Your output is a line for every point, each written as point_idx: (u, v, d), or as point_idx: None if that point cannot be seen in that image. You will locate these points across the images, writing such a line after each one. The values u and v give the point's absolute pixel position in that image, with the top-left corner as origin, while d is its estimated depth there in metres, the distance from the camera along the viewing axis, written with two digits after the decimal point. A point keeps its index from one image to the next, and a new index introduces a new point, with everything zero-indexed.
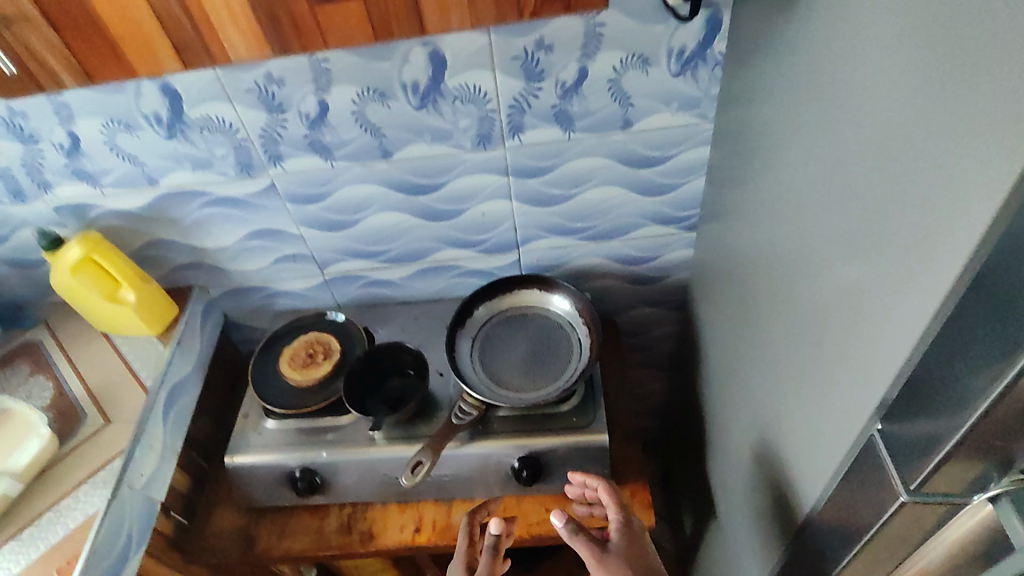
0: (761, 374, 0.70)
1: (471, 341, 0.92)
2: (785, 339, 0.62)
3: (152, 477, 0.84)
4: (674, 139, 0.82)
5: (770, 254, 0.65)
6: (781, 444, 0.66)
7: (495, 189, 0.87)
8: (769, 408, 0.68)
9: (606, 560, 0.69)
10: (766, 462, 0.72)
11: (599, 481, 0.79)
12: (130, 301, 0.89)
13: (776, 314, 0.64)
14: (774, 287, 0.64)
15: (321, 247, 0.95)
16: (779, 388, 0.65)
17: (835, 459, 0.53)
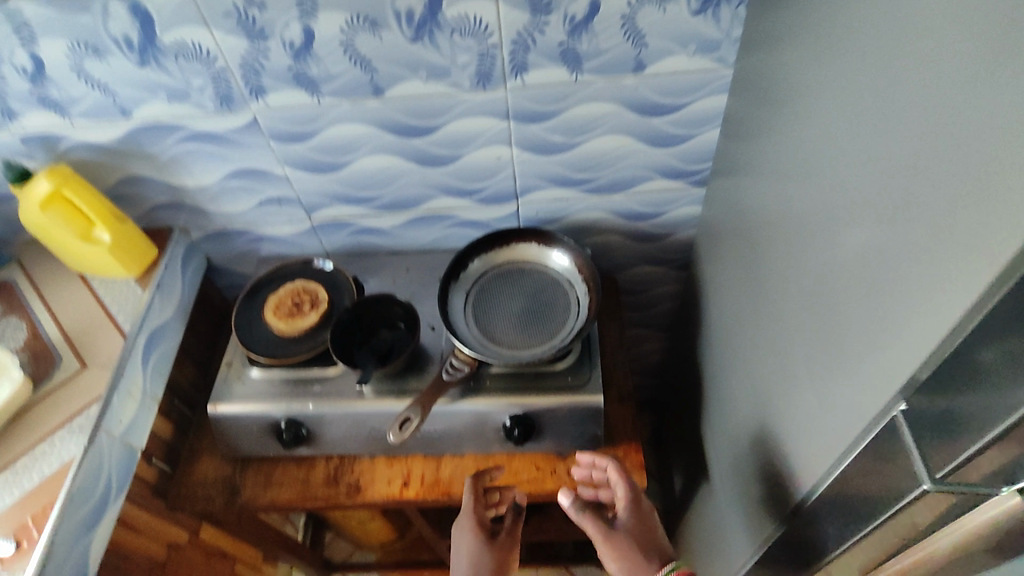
0: (767, 341, 0.67)
1: (465, 295, 0.89)
2: (796, 305, 0.58)
3: (132, 424, 0.81)
4: (690, 85, 0.76)
5: (786, 214, 0.60)
6: (782, 413, 0.63)
7: (494, 134, 0.82)
8: (773, 377, 0.65)
9: (612, 539, 0.73)
10: (765, 430, 0.69)
11: (607, 461, 0.79)
12: (105, 241, 0.84)
13: (787, 279, 0.60)
14: (788, 250, 0.60)
15: (308, 190, 0.90)
16: (785, 356, 0.62)
17: (845, 435, 0.50)
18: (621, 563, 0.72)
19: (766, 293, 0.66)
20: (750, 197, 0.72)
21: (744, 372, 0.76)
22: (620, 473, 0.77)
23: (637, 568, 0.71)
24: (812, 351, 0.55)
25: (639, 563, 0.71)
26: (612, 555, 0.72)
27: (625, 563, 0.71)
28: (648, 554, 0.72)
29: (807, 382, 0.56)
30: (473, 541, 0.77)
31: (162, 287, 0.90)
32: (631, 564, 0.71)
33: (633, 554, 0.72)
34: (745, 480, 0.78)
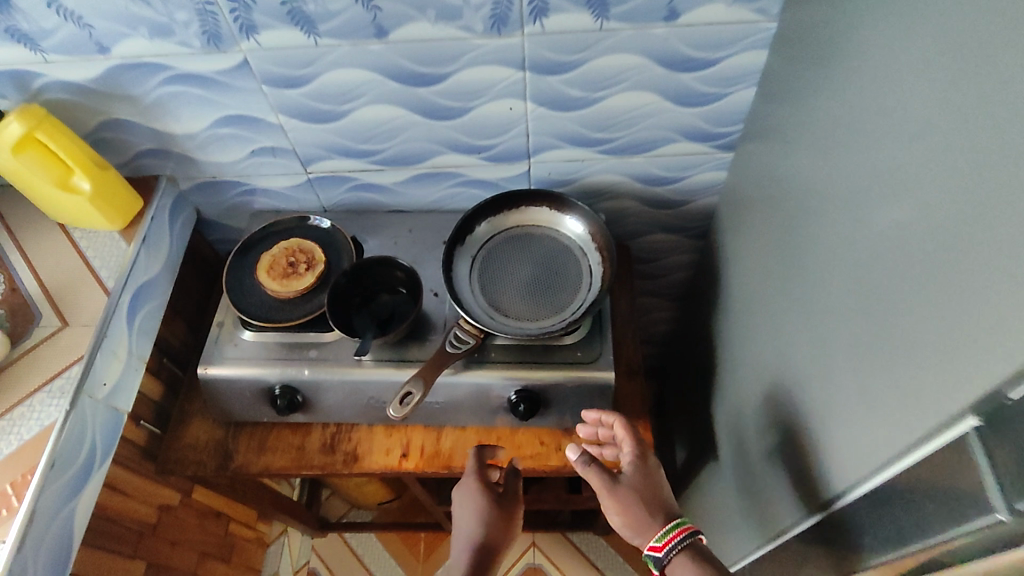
0: (800, 325, 0.62)
1: (471, 261, 0.84)
2: (836, 290, 0.53)
3: (117, 387, 0.77)
4: (727, 38, 0.68)
5: (829, 188, 0.54)
6: (812, 401, 0.59)
7: (508, 86, 0.74)
8: (805, 365, 0.61)
9: (617, 490, 0.70)
10: (790, 419, 0.65)
11: (613, 417, 0.76)
12: (85, 189, 0.78)
13: (826, 261, 0.55)
14: (829, 228, 0.54)
15: (305, 141, 0.83)
16: (818, 343, 0.57)
17: (893, 441, 0.46)
18: (625, 515, 0.69)
19: (798, 274, 0.61)
20: (786, 166, 0.65)
21: (767, 352, 0.71)
22: (627, 429, 0.75)
23: (641, 522, 0.69)
24: (855, 341, 0.50)
25: (643, 517, 0.69)
26: (616, 507, 0.70)
27: (628, 515, 0.69)
28: (653, 508, 0.69)
29: (846, 373, 0.52)
30: (479, 496, 0.76)
31: (148, 241, 0.85)
32: (634, 518, 0.69)
33: (637, 507, 0.69)
34: (759, 464, 0.75)
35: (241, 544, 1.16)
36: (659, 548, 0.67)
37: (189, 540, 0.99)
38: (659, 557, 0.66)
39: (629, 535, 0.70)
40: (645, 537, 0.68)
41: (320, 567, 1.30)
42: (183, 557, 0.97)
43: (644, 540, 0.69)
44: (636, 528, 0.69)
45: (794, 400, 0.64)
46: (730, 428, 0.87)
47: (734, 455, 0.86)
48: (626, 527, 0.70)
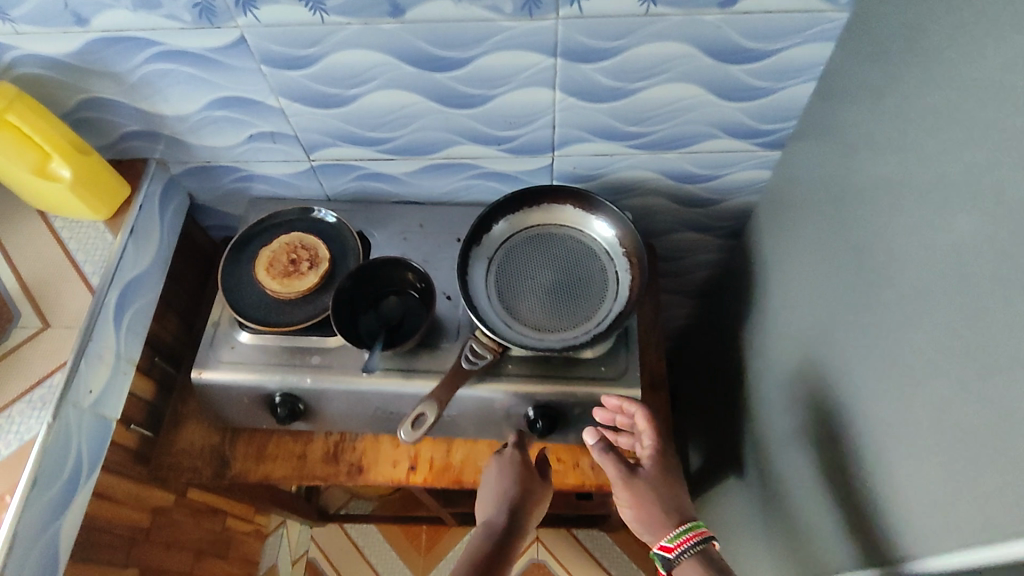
0: (869, 364, 0.56)
1: (487, 263, 0.77)
2: (925, 333, 0.48)
3: (104, 393, 0.72)
4: (789, 28, 0.61)
5: (924, 215, 0.48)
6: (882, 446, 0.54)
7: (537, 74, 0.67)
8: (874, 410, 0.55)
9: (633, 484, 0.68)
10: (846, 460, 0.60)
11: (637, 407, 0.69)
12: (66, 177, 0.70)
13: (911, 297, 0.49)
14: (921, 261, 0.48)
15: (307, 127, 0.75)
16: (894, 385, 0.52)
17: (1000, 526, 0.40)
18: (637, 510, 0.67)
19: (870, 303, 0.55)
20: (851, 177, 0.58)
21: (815, 378, 0.66)
22: (649, 421, 0.69)
23: (653, 519, 0.66)
24: (951, 396, 0.45)
25: (657, 515, 0.66)
26: (629, 500, 0.68)
27: (641, 510, 0.67)
28: (668, 507, 0.67)
29: (936, 427, 0.47)
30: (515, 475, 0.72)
31: (137, 233, 0.78)
32: (647, 514, 0.67)
33: (652, 504, 0.67)
34: (796, 491, 0.70)
35: (238, 538, 1.12)
36: (669, 549, 0.63)
37: (185, 541, 0.94)
38: (669, 558, 0.63)
39: (640, 529, 0.68)
40: (655, 535, 0.66)
41: (320, 557, 1.26)
42: (179, 559, 0.93)
43: (654, 537, 0.66)
44: (647, 524, 0.67)
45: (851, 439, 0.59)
46: (757, 444, 0.82)
47: (761, 474, 0.81)
48: (637, 521, 0.68)
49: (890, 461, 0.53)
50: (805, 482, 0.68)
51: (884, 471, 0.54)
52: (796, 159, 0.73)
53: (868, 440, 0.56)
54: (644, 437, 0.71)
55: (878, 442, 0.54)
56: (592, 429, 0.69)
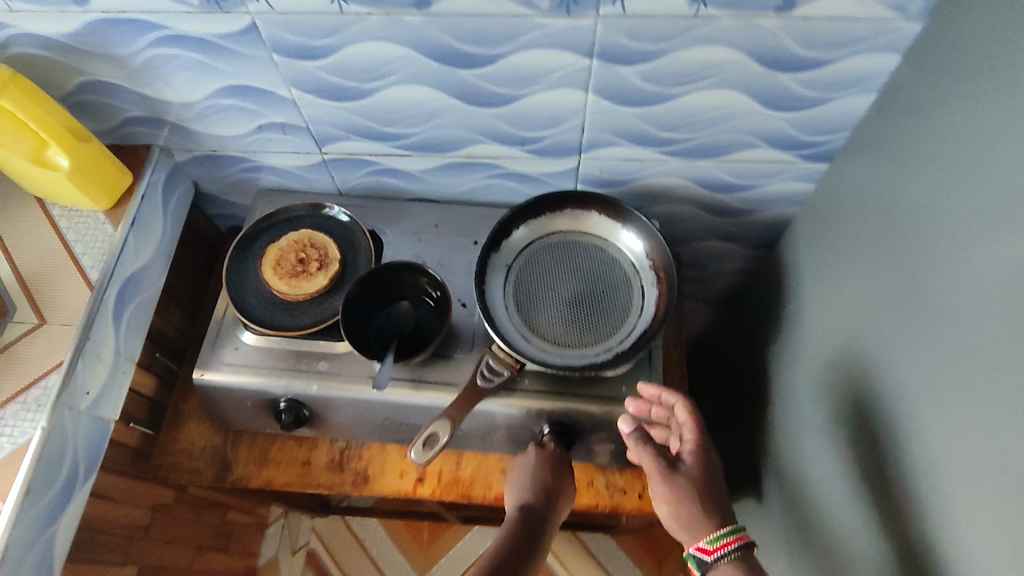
0: (921, 408, 0.52)
1: (506, 271, 0.73)
2: (996, 390, 0.44)
3: (102, 394, 0.69)
4: (848, 36, 0.56)
5: (1004, 261, 0.44)
6: (933, 498, 0.50)
7: (570, 75, 0.62)
8: (926, 459, 0.51)
9: (672, 478, 0.62)
10: (889, 504, 0.56)
11: (677, 398, 0.65)
12: (62, 166, 0.66)
13: (981, 348, 0.45)
14: (996, 312, 0.44)
15: (320, 119, 0.71)
16: (952, 439, 0.48)
17: None
18: (675, 507, 0.62)
19: (927, 346, 0.52)
20: (911, 203, 0.54)
21: (856, 413, 0.62)
22: (692, 415, 0.66)
23: (692, 518, 0.61)
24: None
25: (696, 514, 0.61)
26: (666, 495, 0.62)
27: (679, 507, 0.62)
28: (709, 507, 0.61)
29: (1004, 494, 0.43)
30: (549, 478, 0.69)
31: (139, 224, 0.74)
32: (686, 512, 0.61)
33: (692, 501, 0.61)
34: (824, 524, 0.67)
35: (238, 530, 1.10)
36: (707, 551, 0.59)
37: (185, 536, 0.92)
38: (705, 561, 0.59)
39: (674, 528, 0.62)
40: (692, 536, 0.61)
41: (320, 549, 1.25)
42: (178, 555, 0.90)
43: (689, 537, 0.61)
44: (684, 523, 0.61)
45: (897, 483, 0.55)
46: (780, 467, 0.79)
47: (783, 498, 0.78)
48: (672, 519, 0.62)
49: (944, 516, 0.49)
50: (836, 518, 0.65)
51: (935, 523, 0.50)
52: (844, 173, 0.68)
53: (918, 487, 0.53)
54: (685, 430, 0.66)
55: (930, 494, 0.51)
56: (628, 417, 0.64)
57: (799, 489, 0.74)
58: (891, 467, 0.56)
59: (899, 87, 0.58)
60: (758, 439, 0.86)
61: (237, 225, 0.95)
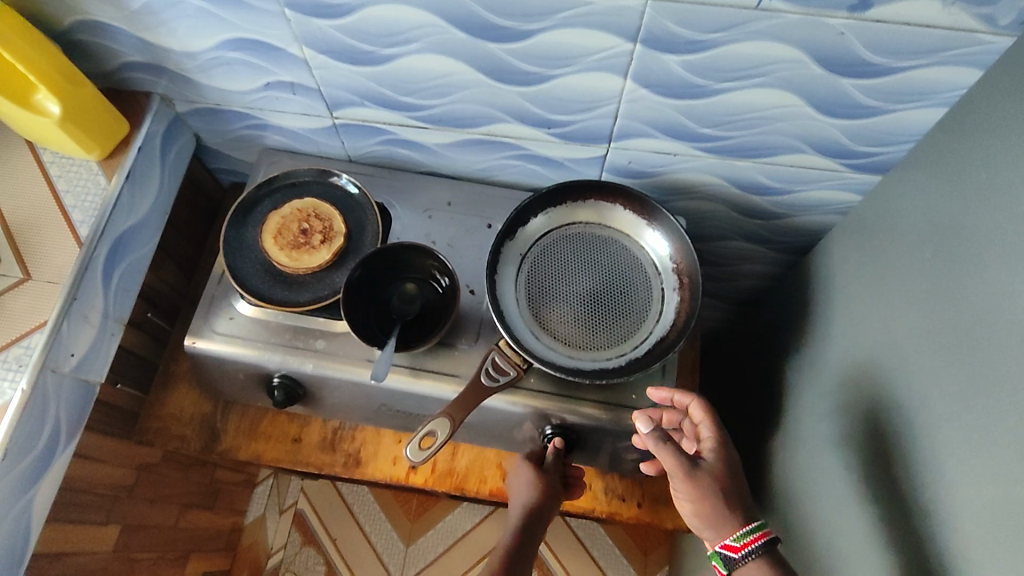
0: (951, 459, 0.48)
1: (519, 261, 0.69)
2: None
3: (88, 356, 0.66)
4: (925, 45, 0.51)
5: None
6: (951, 553, 0.47)
7: (609, 59, 0.57)
8: (949, 513, 0.48)
9: (695, 475, 0.60)
10: (897, 547, 0.54)
11: (690, 398, 0.65)
12: (53, 113, 0.62)
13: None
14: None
15: (332, 82, 0.65)
16: (978, 498, 0.45)
17: None
18: (698, 503, 0.59)
19: (961, 393, 0.48)
20: (967, 233, 0.50)
21: (873, 446, 0.59)
22: (707, 411, 0.64)
23: (716, 514, 0.59)
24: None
25: (721, 510, 0.59)
26: (688, 492, 0.60)
27: (702, 504, 0.59)
28: (734, 504, 0.59)
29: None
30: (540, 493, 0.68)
31: (134, 178, 0.70)
32: (710, 508, 0.59)
33: (716, 497, 0.59)
34: (821, 553, 0.65)
35: (226, 488, 1.10)
36: (734, 548, 0.57)
37: (172, 494, 0.91)
38: (732, 558, 0.57)
39: (698, 526, 0.60)
40: (717, 533, 0.59)
41: (308, 510, 1.25)
42: (163, 514, 0.89)
43: (715, 534, 0.59)
44: (708, 519, 0.59)
45: (911, 529, 0.52)
46: (781, 484, 0.77)
47: (781, 518, 0.76)
48: (696, 516, 0.60)
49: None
50: (835, 549, 0.63)
51: None
52: (892, 189, 0.63)
53: (931, 539, 0.50)
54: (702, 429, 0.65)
55: (945, 550, 0.48)
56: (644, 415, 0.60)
57: (799, 511, 0.71)
58: (903, 511, 0.54)
59: (970, 105, 0.53)
60: (762, 451, 0.84)
61: (240, 183, 0.90)
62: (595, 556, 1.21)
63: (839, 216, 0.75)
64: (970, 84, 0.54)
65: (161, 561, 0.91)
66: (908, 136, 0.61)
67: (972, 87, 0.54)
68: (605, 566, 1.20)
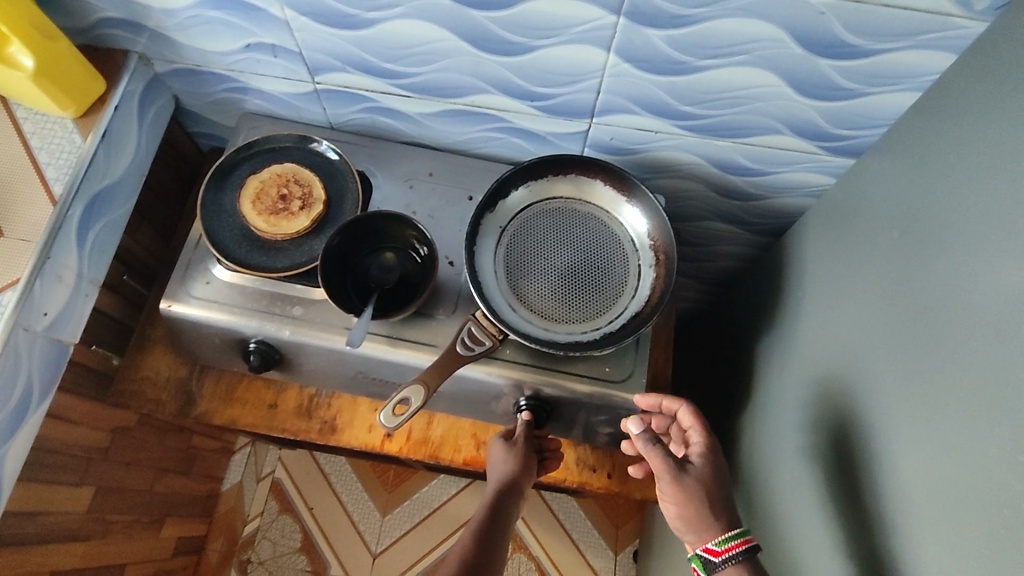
0: (906, 432, 0.50)
1: (498, 235, 0.69)
2: (992, 431, 0.42)
3: (62, 316, 0.65)
4: (901, 28, 0.52)
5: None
6: (901, 523, 0.49)
7: (593, 31, 0.57)
8: (902, 485, 0.50)
9: (682, 480, 0.61)
10: (852, 517, 0.56)
11: (679, 403, 0.67)
12: (26, 66, 0.60)
13: (978, 386, 0.44)
14: (1001, 352, 0.42)
15: (314, 45, 0.65)
16: (928, 471, 0.47)
17: None
18: (683, 508, 0.61)
19: (921, 370, 0.50)
20: (932, 216, 0.52)
21: (834, 421, 0.61)
22: (695, 416, 0.67)
23: (698, 519, 0.60)
24: (1004, 513, 0.40)
25: (704, 516, 0.60)
26: (673, 496, 0.61)
27: (686, 509, 0.61)
28: (718, 508, 0.61)
29: (972, 536, 0.43)
30: (517, 468, 0.67)
31: (110, 138, 0.69)
32: (694, 513, 0.60)
33: (700, 502, 0.61)
34: (780, 526, 0.67)
35: (201, 455, 1.10)
36: (715, 552, 0.59)
37: (147, 459, 0.91)
38: (711, 561, 0.59)
39: (682, 529, 0.62)
40: (699, 537, 0.60)
41: (285, 479, 1.26)
42: (138, 477, 0.89)
43: (696, 538, 0.61)
44: (691, 524, 0.61)
45: (867, 500, 0.54)
46: (747, 458, 0.79)
47: (744, 493, 0.78)
48: (679, 519, 0.62)
49: (907, 545, 0.48)
50: (793, 518, 0.65)
51: (896, 545, 0.50)
52: (865, 173, 0.64)
53: (883, 511, 0.52)
54: (691, 433, 0.67)
55: (896, 517, 0.50)
56: (635, 418, 0.64)
57: (761, 486, 0.73)
58: (858, 485, 0.56)
59: (941, 90, 0.54)
60: (730, 427, 0.86)
61: (220, 148, 0.89)
62: (568, 528, 1.24)
63: (814, 199, 0.77)
64: (943, 68, 0.55)
65: (135, 524, 0.92)
66: (883, 120, 0.62)
67: (945, 72, 0.55)
68: (576, 539, 1.23)
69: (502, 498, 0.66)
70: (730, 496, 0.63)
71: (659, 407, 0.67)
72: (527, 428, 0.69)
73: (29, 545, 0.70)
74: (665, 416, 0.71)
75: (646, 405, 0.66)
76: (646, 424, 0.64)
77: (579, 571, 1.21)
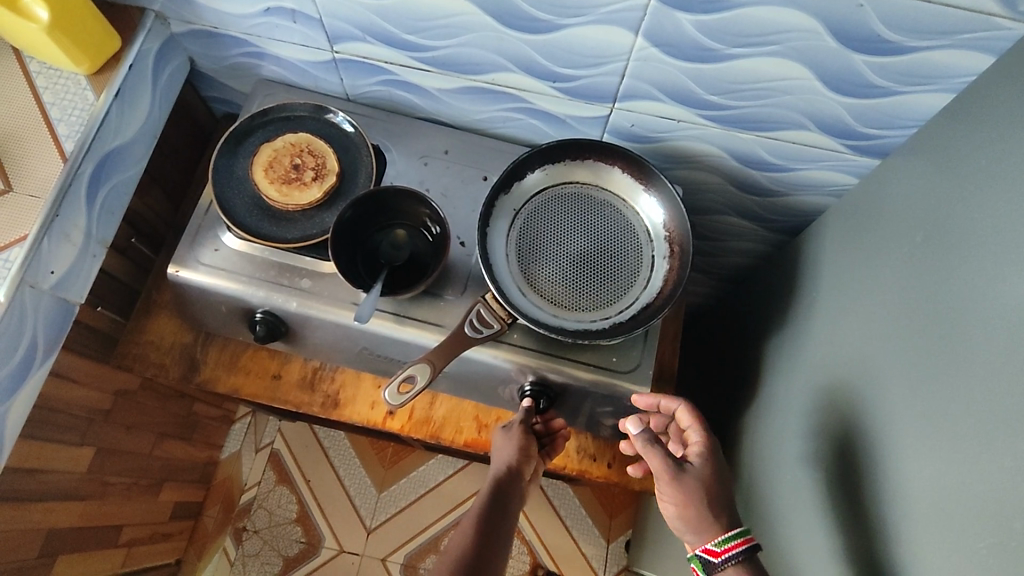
0: (916, 439, 0.49)
1: (512, 217, 0.68)
2: (1005, 443, 0.41)
3: (68, 275, 0.65)
4: (941, 26, 0.50)
5: None
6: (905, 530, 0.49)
7: (620, 12, 0.55)
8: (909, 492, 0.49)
9: (682, 480, 0.61)
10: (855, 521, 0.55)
11: (676, 404, 0.67)
12: (41, 18, 0.59)
13: (994, 396, 0.43)
14: (1017, 364, 0.41)
15: (335, 13, 0.63)
16: (935, 479, 0.46)
17: None
18: (683, 508, 0.61)
19: (935, 377, 0.49)
20: (956, 221, 0.50)
21: (841, 424, 0.60)
22: (694, 416, 0.67)
23: (698, 520, 0.60)
24: (1013, 527, 0.39)
25: (705, 516, 0.60)
26: (674, 496, 0.61)
27: (686, 508, 0.61)
28: (718, 508, 0.60)
29: (976, 546, 0.42)
30: (514, 453, 0.67)
31: (124, 96, 0.68)
32: (694, 514, 0.60)
33: (699, 503, 0.60)
34: (779, 524, 0.67)
35: (202, 422, 1.10)
36: (715, 553, 0.59)
37: (148, 423, 0.91)
38: (711, 562, 0.58)
39: (681, 528, 0.62)
40: (699, 538, 0.60)
41: (283, 450, 1.27)
42: (139, 441, 0.89)
43: (696, 538, 0.60)
44: (691, 525, 0.60)
45: (872, 504, 0.54)
46: (749, 455, 0.79)
47: (744, 490, 0.78)
48: (680, 519, 0.61)
49: (913, 551, 0.48)
50: (794, 518, 0.65)
51: (899, 551, 0.49)
52: (888, 174, 0.63)
53: (886, 516, 0.51)
54: (690, 433, 0.67)
55: (901, 524, 0.49)
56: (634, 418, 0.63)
57: (762, 485, 0.73)
58: (862, 489, 0.55)
59: (976, 93, 0.53)
60: (735, 424, 0.85)
61: (234, 114, 0.88)
62: (563, 515, 1.24)
63: (833, 198, 0.75)
64: (980, 70, 0.53)
65: (135, 486, 0.92)
66: (912, 121, 0.61)
67: (982, 74, 0.53)
68: (571, 525, 1.24)
69: (496, 484, 0.66)
70: (729, 494, 0.62)
71: (657, 407, 0.67)
72: (529, 416, 0.68)
73: (29, 501, 0.71)
74: (663, 415, 0.71)
75: (643, 405, 0.66)
76: (645, 424, 0.63)
77: (571, 557, 1.22)
